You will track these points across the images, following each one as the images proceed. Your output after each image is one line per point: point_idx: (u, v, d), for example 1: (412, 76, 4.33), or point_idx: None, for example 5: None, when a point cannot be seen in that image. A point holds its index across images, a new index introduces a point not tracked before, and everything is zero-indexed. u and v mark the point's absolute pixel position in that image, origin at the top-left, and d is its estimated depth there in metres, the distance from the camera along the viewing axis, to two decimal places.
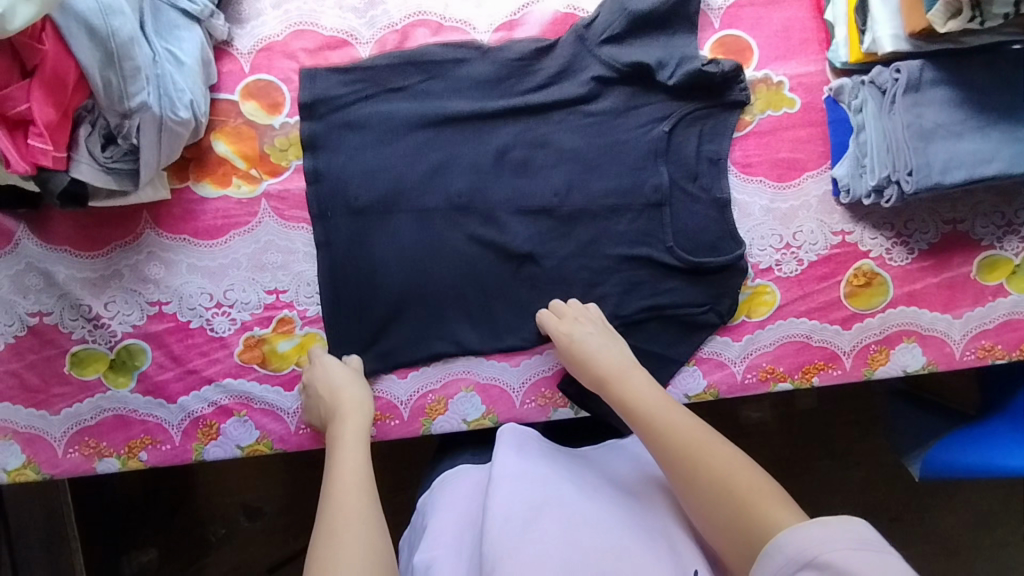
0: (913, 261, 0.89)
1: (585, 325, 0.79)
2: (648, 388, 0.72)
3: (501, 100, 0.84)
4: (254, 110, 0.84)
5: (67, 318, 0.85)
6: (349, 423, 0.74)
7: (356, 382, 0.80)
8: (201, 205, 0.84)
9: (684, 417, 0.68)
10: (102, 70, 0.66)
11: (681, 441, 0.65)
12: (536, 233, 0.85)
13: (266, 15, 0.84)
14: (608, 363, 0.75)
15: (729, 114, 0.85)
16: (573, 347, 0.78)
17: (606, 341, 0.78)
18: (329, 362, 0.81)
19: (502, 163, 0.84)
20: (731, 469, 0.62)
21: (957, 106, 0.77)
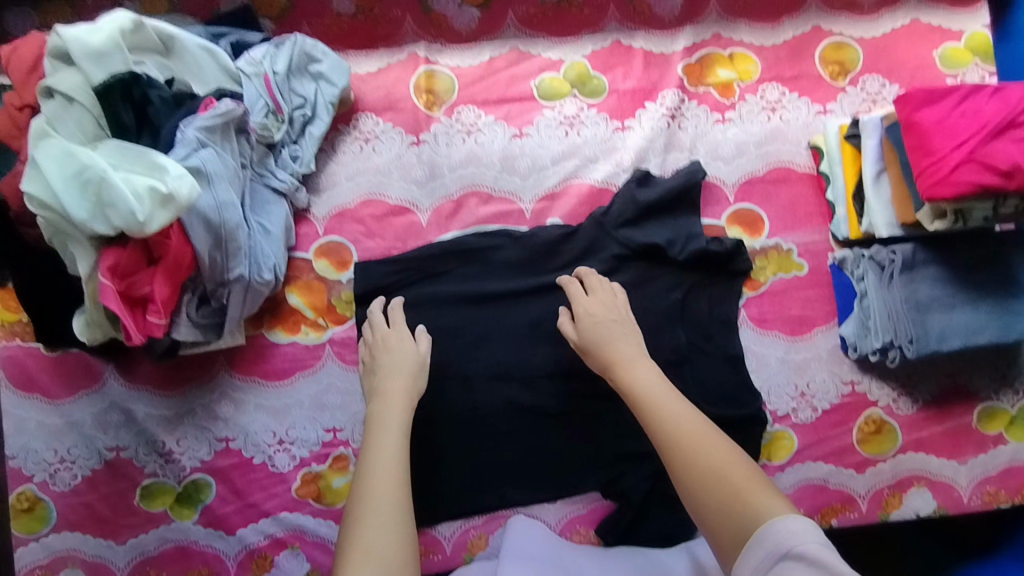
0: (918, 410, 0.97)
1: (606, 307, 0.88)
2: (653, 380, 0.80)
3: (532, 279, 0.95)
4: (325, 267, 0.95)
5: (141, 453, 0.92)
6: (388, 406, 0.82)
7: (410, 367, 0.86)
8: (272, 350, 0.94)
9: (683, 408, 0.75)
10: (212, 252, 0.77)
11: (680, 428, 0.72)
12: (569, 385, 0.95)
13: (340, 186, 0.96)
14: (621, 348, 0.84)
15: (735, 280, 0.96)
16: (592, 326, 0.86)
17: (622, 325, 0.87)
18: (398, 342, 0.88)
19: (535, 333, 0.95)
20: (723, 458, 0.68)
21: (948, 282, 0.88)
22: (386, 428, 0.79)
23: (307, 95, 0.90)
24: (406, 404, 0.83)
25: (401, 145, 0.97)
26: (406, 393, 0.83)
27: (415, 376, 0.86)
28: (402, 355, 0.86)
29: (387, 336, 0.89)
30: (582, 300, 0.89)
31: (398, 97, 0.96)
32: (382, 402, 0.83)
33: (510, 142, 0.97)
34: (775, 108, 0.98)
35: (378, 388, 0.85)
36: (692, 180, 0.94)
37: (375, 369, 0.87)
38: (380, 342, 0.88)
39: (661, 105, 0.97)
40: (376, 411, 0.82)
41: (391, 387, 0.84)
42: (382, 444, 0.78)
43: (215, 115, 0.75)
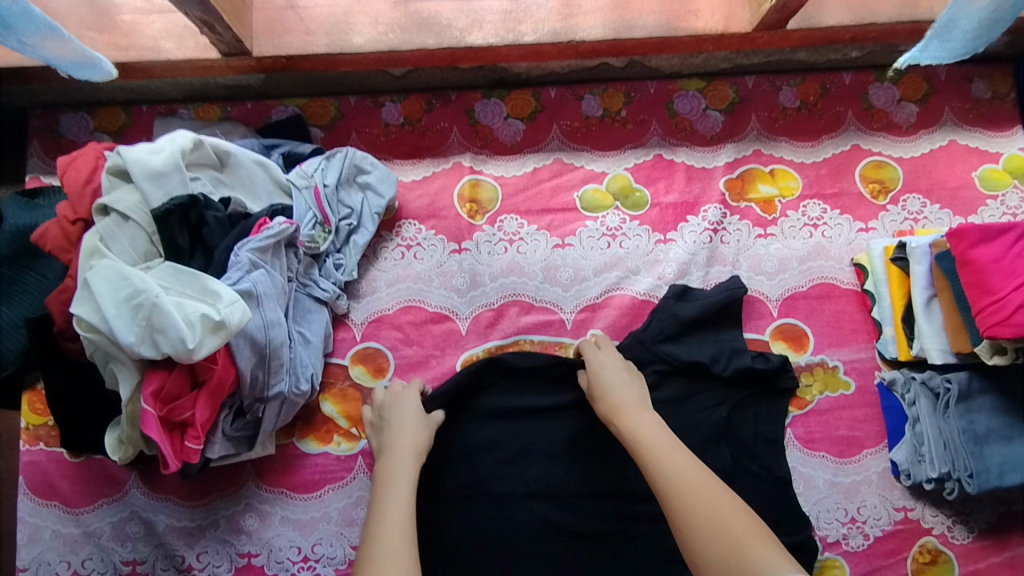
0: (974, 540, 0.92)
1: (617, 358, 0.87)
2: (656, 430, 0.78)
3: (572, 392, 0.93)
4: (361, 373, 0.93)
5: (159, 568, 0.87)
6: (395, 462, 0.80)
7: (422, 420, 0.85)
8: (303, 460, 0.91)
9: (686, 460, 0.74)
10: (255, 370, 0.75)
11: (683, 478, 0.71)
12: (609, 505, 0.91)
13: (381, 292, 0.95)
14: (625, 395, 0.82)
15: (780, 397, 0.94)
16: (600, 377, 0.85)
17: (629, 374, 0.86)
18: (410, 402, 0.87)
19: (574, 448, 0.92)
20: (725, 508, 0.68)
21: (1004, 413, 0.86)
22: (396, 477, 0.78)
23: (353, 206, 0.91)
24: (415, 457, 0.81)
25: (442, 252, 0.97)
26: (414, 450, 0.81)
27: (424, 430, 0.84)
28: (409, 410, 0.86)
29: (398, 396, 0.88)
30: (593, 354, 0.89)
31: (443, 205, 0.97)
32: (389, 457, 0.81)
33: (551, 253, 0.97)
34: (817, 225, 0.98)
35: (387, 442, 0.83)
36: (734, 296, 0.93)
37: (386, 426, 0.85)
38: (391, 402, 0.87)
39: (702, 220, 0.98)
40: (383, 467, 0.80)
41: (401, 442, 0.82)
42: (393, 492, 0.77)
43: (267, 237, 0.75)
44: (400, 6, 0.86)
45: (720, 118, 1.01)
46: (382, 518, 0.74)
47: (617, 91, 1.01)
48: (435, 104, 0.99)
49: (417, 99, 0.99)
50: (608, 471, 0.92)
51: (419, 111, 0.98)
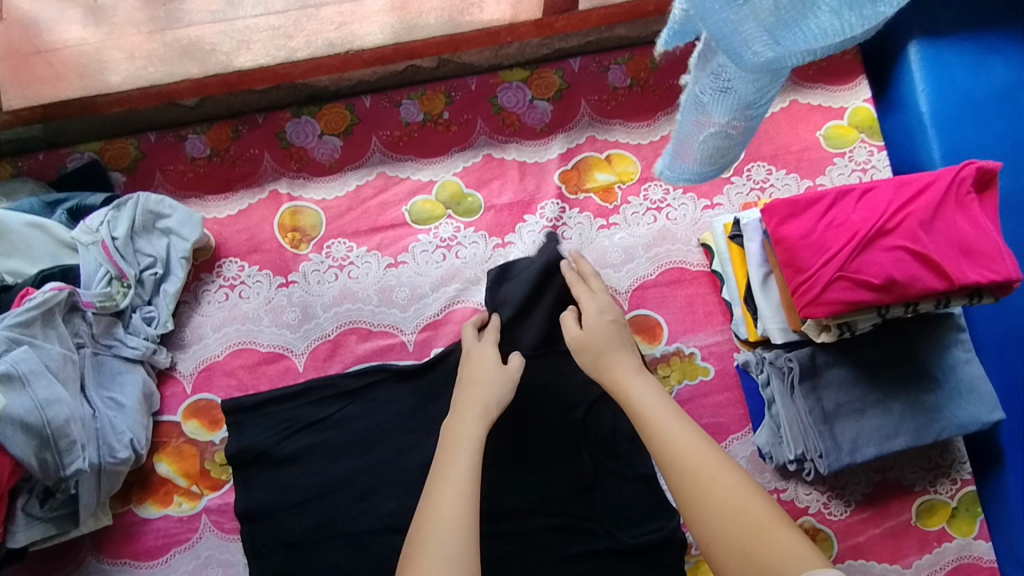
0: (852, 513, 0.90)
1: (611, 311, 0.82)
2: (649, 397, 0.72)
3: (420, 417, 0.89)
4: (196, 428, 0.88)
5: None
6: (461, 418, 0.76)
7: (499, 372, 0.81)
8: (144, 526, 0.86)
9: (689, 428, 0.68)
10: (39, 453, 0.70)
11: (689, 459, 0.64)
12: None
13: (207, 338, 0.90)
14: (618, 362, 0.77)
15: None
16: (596, 330, 0.80)
17: (620, 325, 0.81)
18: (486, 359, 0.82)
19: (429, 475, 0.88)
20: (739, 492, 0.61)
21: (855, 384, 0.81)
22: (461, 430, 0.75)
23: (157, 253, 0.85)
24: (484, 419, 0.76)
25: (269, 287, 0.91)
26: (484, 404, 0.77)
27: (499, 387, 0.80)
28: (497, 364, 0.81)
29: (479, 350, 0.83)
30: (588, 296, 0.84)
31: (264, 238, 0.92)
32: (461, 417, 0.76)
33: (385, 273, 0.92)
34: (660, 208, 0.94)
35: (459, 400, 0.79)
36: (553, 264, 0.89)
37: (462, 382, 0.81)
38: (471, 356, 0.83)
39: (540, 217, 0.93)
40: (452, 426, 0.76)
41: (470, 403, 0.78)
42: (460, 450, 0.72)
43: (29, 308, 0.70)
44: (155, 36, 0.87)
45: (548, 107, 0.95)
46: (444, 474, 0.70)
47: (437, 92, 0.95)
48: (242, 130, 0.93)
49: (221, 127, 0.93)
50: None
51: (226, 140, 0.93)
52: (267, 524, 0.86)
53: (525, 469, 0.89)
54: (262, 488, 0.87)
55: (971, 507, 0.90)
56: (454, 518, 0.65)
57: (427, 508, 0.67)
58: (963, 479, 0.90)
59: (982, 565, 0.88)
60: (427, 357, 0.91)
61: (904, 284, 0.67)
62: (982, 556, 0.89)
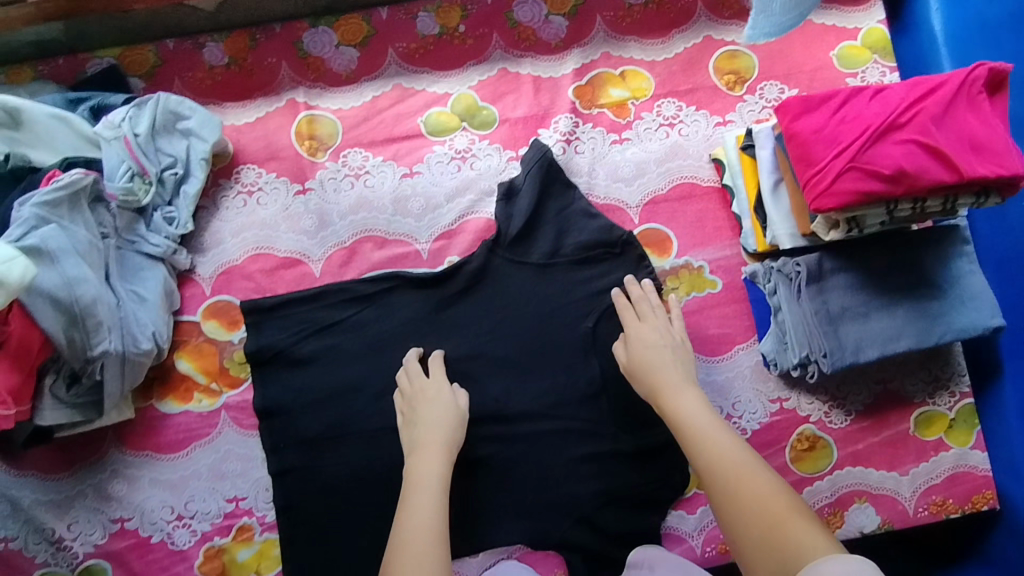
0: (852, 423, 0.93)
1: (660, 326, 0.86)
2: (697, 413, 0.76)
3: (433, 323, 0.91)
4: (214, 328, 0.91)
5: (31, 542, 0.87)
6: (423, 458, 0.80)
7: (451, 409, 0.84)
8: (164, 420, 0.89)
9: (733, 441, 0.72)
10: (67, 331, 0.72)
11: (724, 458, 0.70)
12: (486, 437, 0.91)
13: (226, 243, 0.92)
14: (666, 373, 0.81)
15: None
16: (643, 343, 0.84)
17: (666, 342, 0.84)
18: (440, 396, 0.85)
19: None
20: (767, 489, 0.66)
21: (860, 289, 0.84)
22: (423, 472, 0.78)
23: (177, 154, 0.87)
24: (446, 457, 0.81)
25: (287, 195, 0.93)
26: (445, 443, 0.81)
27: (455, 428, 0.84)
28: (445, 406, 0.85)
29: (426, 387, 0.86)
30: (635, 325, 0.86)
31: (281, 146, 0.93)
32: (420, 456, 0.80)
33: (400, 183, 0.94)
34: (672, 123, 0.95)
35: (417, 441, 0.82)
36: (544, 160, 0.91)
37: (414, 420, 0.84)
38: (420, 395, 0.85)
39: (554, 130, 0.94)
40: (413, 464, 0.80)
41: (430, 438, 0.82)
42: (425, 482, 0.77)
43: (57, 188, 0.71)
44: None
45: (563, 23, 0.96)
46: (412, 507, 0.75)
47: (453, 6, 0.96)
48: (259, 39, 0.94)
49: (239, 35, 0.94)
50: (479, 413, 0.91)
51: (244, 49, 0.94)
52: (286, 421, 0.89)
53: (535, 375, 0.92)
54: (282, 387, 0.90)
55: (969, 419, 0.93)
56: (426, 540, 0.71)
57: (402, 532, 0.72)
58: (962, 392, 0.94)
59: (977, 473, 0.92)
60: (441, 265, 0.93)
61: (914, 175, 0.68)
62: (977, 465, 0.93)
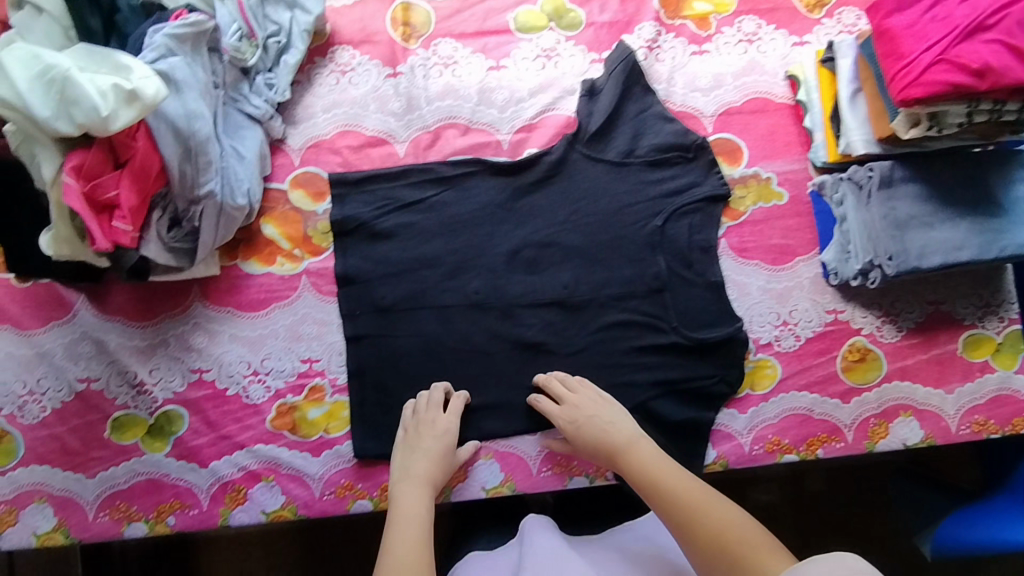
0: (902, 338, 0.97)
1: (588, 402, 0.88)
2: (654, 459, 0.81)
3: (509, 210, 0.95)
4: (301, 197, 0.94)
5: (113, 384, 0.91)
6: (412, 489, 0.82)
7: (450, 441, 0.87)
8: (247, 281, 0.93)
9: (688, 478, 0.78)
10: (181, 164, 0.77)
11: (682, 496, 0.75)
12: (551, 330, 0.94)
13: (317, 118, 0.95)
14: (614, 436, 0.85)
15: (714, 206, 0.96)
16: (579, 419, 0.87)
17: (608, 411, 0.88)
18: (436, 434, 0.87)
19: (514, 262, 0.94)
20: (729, 521, 0.72)
21: (927, 200, 0.87)
22: (410, 507, 0.80)
23: (281, 23, 0.91)
24: (433, 488, 0.83)
25: (377, 77, 0.97)
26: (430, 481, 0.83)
27: (444, 463, 0.86)
28: (434, 442, 0.86)
29: (436, 420, 0.88)
30: (558, 414, 0.88)
31: (375, 31, 0.98)
32: (410, 486, 0.82)
33: (487, 75, 0.98)
34: (751, 40, 0.99)
35: (409, 470, 0.84)
36: (629, 59, 0.95)
37: (414, 449, 0.86)
38: (427, 423, 0.88)
39: (638, 36, 0.98)
40: (399, 492, 0.82)
41: (421, 469, 0.84)
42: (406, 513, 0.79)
43: (184, 24, 0.75)
44: None
45: None
46: (399, 529, 0.77)
47: None
48: None
49: None
50: (543, 304, 0.94)
51: None
52: (363, 290, 0.93)
53: (602, 267, 0.95)
54: (361, 257, 0.93)
55: (1015, 344, 0.97)
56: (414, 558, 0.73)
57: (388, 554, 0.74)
58: (1009, 318, 0.97)
59: (1019, 397, 0.95)
60: (521, 156, 0.96)
61: (999, 71, 0.72)
62: (1020, 389, 0.96)
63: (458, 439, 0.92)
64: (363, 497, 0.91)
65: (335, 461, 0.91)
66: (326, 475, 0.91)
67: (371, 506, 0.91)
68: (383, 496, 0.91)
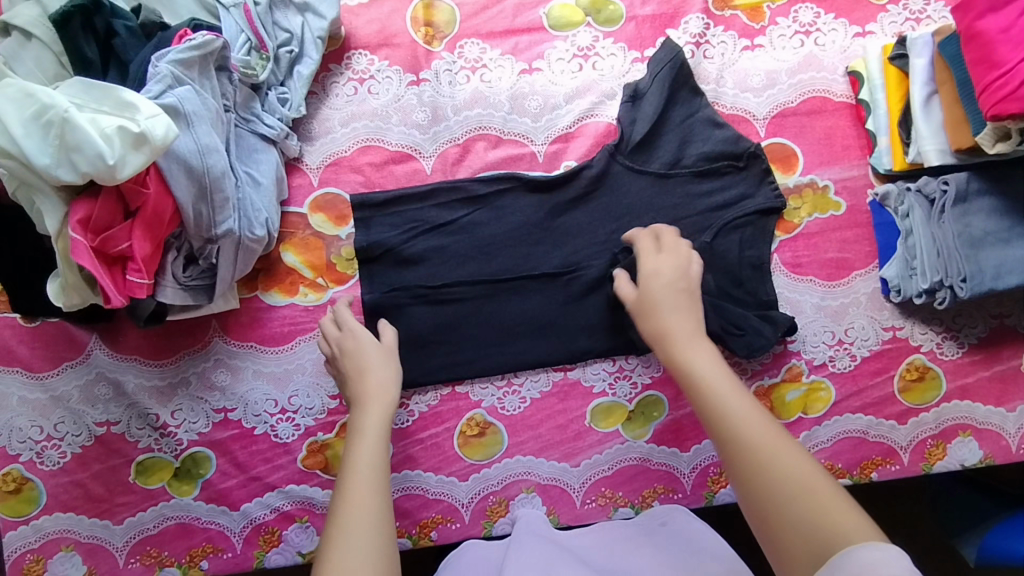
0: (964, 355, 0.91)
1: (680, 278, 0.76)
2: (711, 365, 0.67)
3: (547, 228, 0.88)
4: (322, 222, 0.87)
5: (134, 427, 0.86)
6: (369, 412, 0.73)
7: (392, 370, 0.78)
8: (269, 313, 0.87)
9: (747, 399, 0.63)
10: (195, 203, 0.70)
11: (739, 417, 0.61)
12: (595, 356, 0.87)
13: (336, 133, 0.88)
14: (674, 324, 0.71)
15: (768, 219, 0.88)
16: (652, 290, 0.75)
17: (688, 297, 0.75)
18: (378, 350, 0.79)
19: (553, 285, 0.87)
20: (791, 457, 0.57)
21: (1003, 214, 0.81)
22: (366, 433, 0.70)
23: (293, 30, 0.83)
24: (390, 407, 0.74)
25: (399, 84, 0.89)
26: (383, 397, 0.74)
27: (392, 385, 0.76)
28: (380, 358, 0.78)
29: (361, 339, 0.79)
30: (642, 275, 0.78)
31: (395, 32, 0.90)
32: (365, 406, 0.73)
33: (519, 79, 0.90)
34: (808, 32, 0.91)
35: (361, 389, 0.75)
36: (674, 57, 0.86)
37: (360, 368, 0.77)
38: (350, 350, 0.79)
39: (683, 31, 0.91)
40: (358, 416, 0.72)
41: (373, 387, 0.75)
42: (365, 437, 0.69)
43: (190, 47, 0.67)
44: None
45: None
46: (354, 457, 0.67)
47: None
48: None
49: None
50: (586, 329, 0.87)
51: None
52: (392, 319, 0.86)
53: None
54: (389, 285, 0.87)
55: None
56: (366, 499, 0.63)
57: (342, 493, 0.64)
58: None
59: None
60: (557, 168, 0.89)
61: None
62: None
63: (498, 473, 0.87)
64: (401, 535, 0.86)
65: None
66: None
67: (410, 544, 0.86)
68: (421, 534, 0.86)
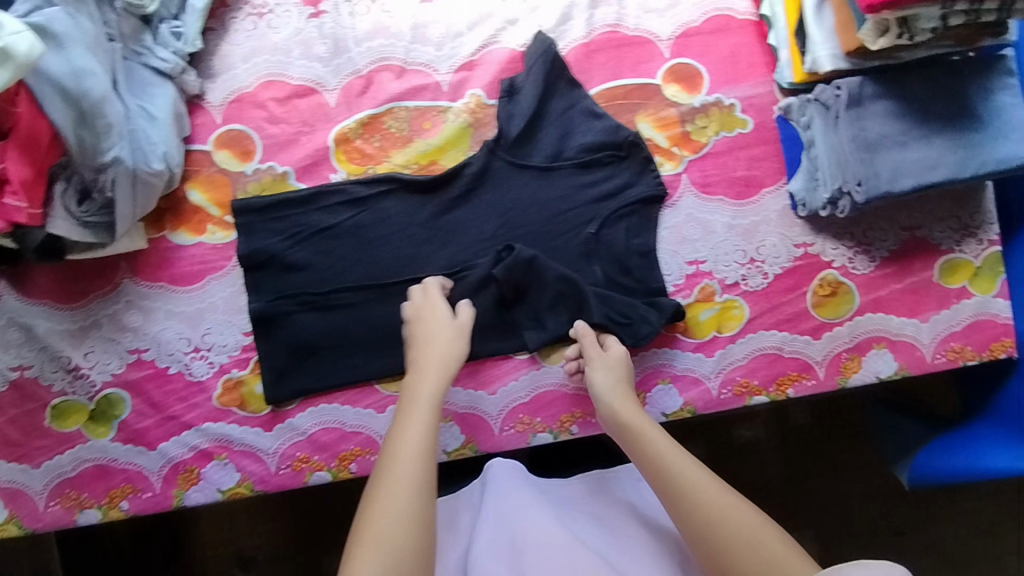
0: (876, 269, 0.91)
1: (614, 363, 0.81)
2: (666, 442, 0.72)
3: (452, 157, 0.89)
4: (226, 158, 0.87)
5: (47, 371, 0.86)
6: (425, 381, 0.75)
7: (459, 337, 0.80)
8: (177, 252, 0.87)
9: (700, 472, 0.68)
10: (76, 129, 0.70)
11: (699, 498, 0.66)
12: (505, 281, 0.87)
13: (237, 69, 0.88)
14: (628, 414, 0.75)
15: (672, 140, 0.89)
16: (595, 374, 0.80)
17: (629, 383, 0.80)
18: (439, 316, 0.81)
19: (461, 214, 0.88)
20: (749, 525, 0.63)
21: (900, 116, 0.81)
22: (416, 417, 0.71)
23: None
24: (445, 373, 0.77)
25: (300, 18, 0.89)
26: (444, 364, 0.77)
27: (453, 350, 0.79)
28: (451, 328, 0.80)
29: (435, 309, 0.81)
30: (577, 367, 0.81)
31: None
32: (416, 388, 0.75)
33: (421, 8, 0.90)
34: None
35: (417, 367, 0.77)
36: (546, 53, 0.87)
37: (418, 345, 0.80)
38: (426, 319, 0.81)
39: None
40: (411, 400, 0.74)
41: (431, 360, 0.77)
42: (410, 427, 0.70)
43: None
44: None
45: None
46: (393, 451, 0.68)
47: None
48: None
49: None
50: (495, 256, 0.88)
51: None
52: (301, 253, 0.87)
53: (558, 210, 0.88)
54: (296, 219, 0.87)
55: (995, 267, 0.92)
56: (410, 475, 0.65)
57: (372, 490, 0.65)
58: (989, 240, 0.92)
59: (998, 321, 0.91)
60: (461, 96, 0.89)
61: None
62: (999, 313, 0.91)
63: None
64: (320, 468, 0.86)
65: (289, 435, 0.86)
66: (281, 449, 0.86)
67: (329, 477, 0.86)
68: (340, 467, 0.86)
